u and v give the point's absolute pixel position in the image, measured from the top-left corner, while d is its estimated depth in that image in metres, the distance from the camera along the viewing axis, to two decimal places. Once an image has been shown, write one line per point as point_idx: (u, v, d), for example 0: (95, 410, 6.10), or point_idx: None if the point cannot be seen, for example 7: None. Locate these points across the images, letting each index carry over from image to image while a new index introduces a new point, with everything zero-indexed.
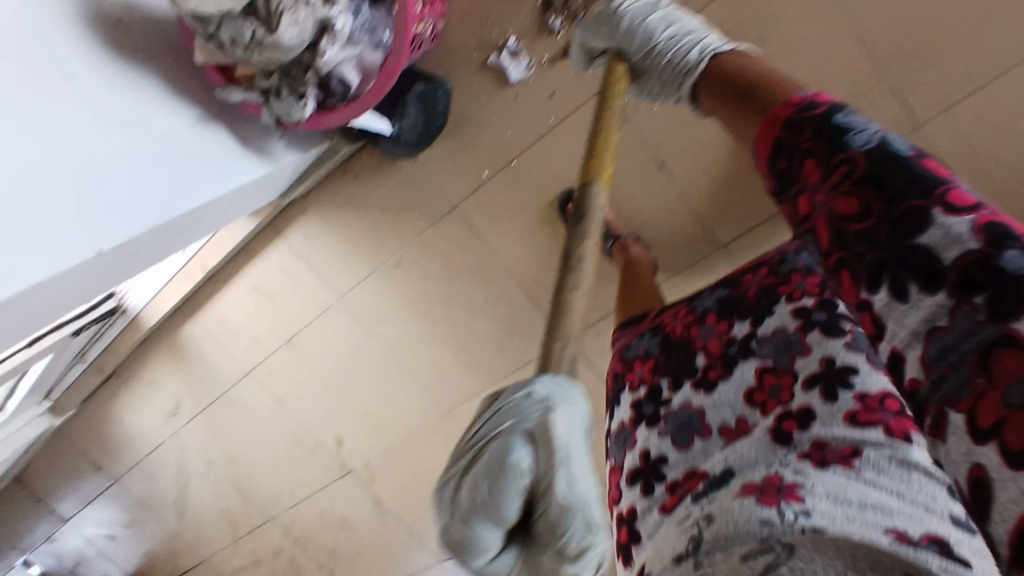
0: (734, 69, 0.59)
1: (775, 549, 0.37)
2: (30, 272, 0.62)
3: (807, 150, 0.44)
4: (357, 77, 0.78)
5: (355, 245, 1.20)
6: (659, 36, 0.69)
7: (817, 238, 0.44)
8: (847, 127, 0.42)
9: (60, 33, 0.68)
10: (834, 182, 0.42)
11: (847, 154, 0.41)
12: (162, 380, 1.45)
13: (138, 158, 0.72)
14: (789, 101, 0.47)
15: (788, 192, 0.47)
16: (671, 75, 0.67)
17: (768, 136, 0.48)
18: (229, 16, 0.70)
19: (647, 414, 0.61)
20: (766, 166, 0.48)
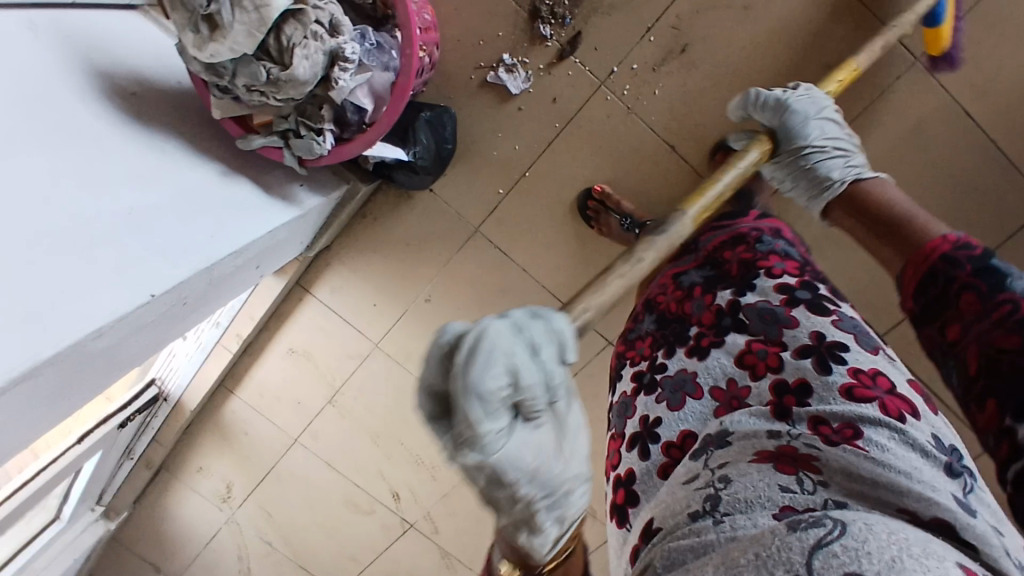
0: (881, 199, 0.72)
1: (825, 523, 0.44)
2: (100, 310, 0.58)
3: (966, 283, 0.53)
4: (370, 102, 0.80)
5: (384, 290, 1.21)
6: (819, 140, 0.80)
7: (962, 365, 0.51)
8: (1004, 270, 0.51)
9: (83, 105, 0.71)
10: (994, 318, 0.49)
11: (1009, 295, 0.49)
12: (212, 465, 1.43)
13: (175, 210, 0.72)
14: (947, 238, 0.57)
15: (932, 315, 0.55)
16: (819, 180, 0.79)
17: (921, 264, 0.58)
18: (241, 61, 0.72)
19: (645, 382, 0.77)
20: (911, 292, 0.58)
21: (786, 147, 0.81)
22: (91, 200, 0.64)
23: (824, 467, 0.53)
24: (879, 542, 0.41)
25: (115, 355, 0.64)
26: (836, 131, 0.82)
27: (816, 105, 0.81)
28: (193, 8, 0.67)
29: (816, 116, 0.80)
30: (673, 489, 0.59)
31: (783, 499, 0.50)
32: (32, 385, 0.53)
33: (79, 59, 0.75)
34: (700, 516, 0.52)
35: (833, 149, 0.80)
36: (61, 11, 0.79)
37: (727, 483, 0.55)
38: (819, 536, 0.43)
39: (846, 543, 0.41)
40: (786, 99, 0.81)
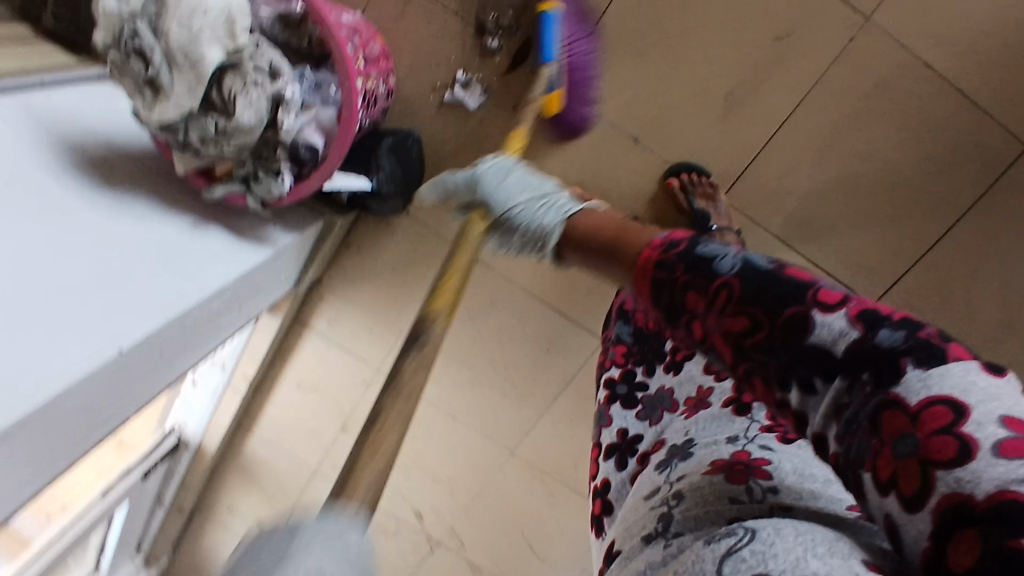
0: (597, 226, 0.73)
1: (737, 534, 0.50)
2: (64, 371, 0.61)
3: (685, 284, 0.52)
4: (320, 138, 0.83)
5: (377, 316, 1.24)
6: (517, 201, 0.85)
7: (719, 352, 0.51)
8: (710, 256, 0.52)
9: (49, 175, 0.75)
10: (719, 306, 0.50)
11: (722, 280, 0.50)
12: (241, 504, 1.47)
13: (142, 266, 0.75)
14: (653, 246, 0.57)
15: (676, 318, 0.54)
16: (534, 237, 0.83)
17: (644, 275, 0.57)
18: (190, 117, 0.75)
19: (621, 394, 0.83)
20: (650, 302, 0.57)
21: (496, 215, 0.86)
22: (57, 269, 0.67)
23: (773, 473, 0.59)
24: (785, 544, 0.46)
25: (90, 411, 0.68)
26: (531, 183, 0.88)
27: (502, 172, 0.89)
28: (134, 74, 0.70)
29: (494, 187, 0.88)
30: (637, 505, 0.67)
31: (731, 512, 0.56)
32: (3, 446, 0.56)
33: (48, 135, 0.80)
34: (653, 538, 0.60)
35: (530, 201, 0.85)
36: (31, 91, 0.84)
37: (680, 499, 0.61)
38: (730, 544, 0.49)
39: (754, 548, 0.47)
40: (476, 176, 0.89)
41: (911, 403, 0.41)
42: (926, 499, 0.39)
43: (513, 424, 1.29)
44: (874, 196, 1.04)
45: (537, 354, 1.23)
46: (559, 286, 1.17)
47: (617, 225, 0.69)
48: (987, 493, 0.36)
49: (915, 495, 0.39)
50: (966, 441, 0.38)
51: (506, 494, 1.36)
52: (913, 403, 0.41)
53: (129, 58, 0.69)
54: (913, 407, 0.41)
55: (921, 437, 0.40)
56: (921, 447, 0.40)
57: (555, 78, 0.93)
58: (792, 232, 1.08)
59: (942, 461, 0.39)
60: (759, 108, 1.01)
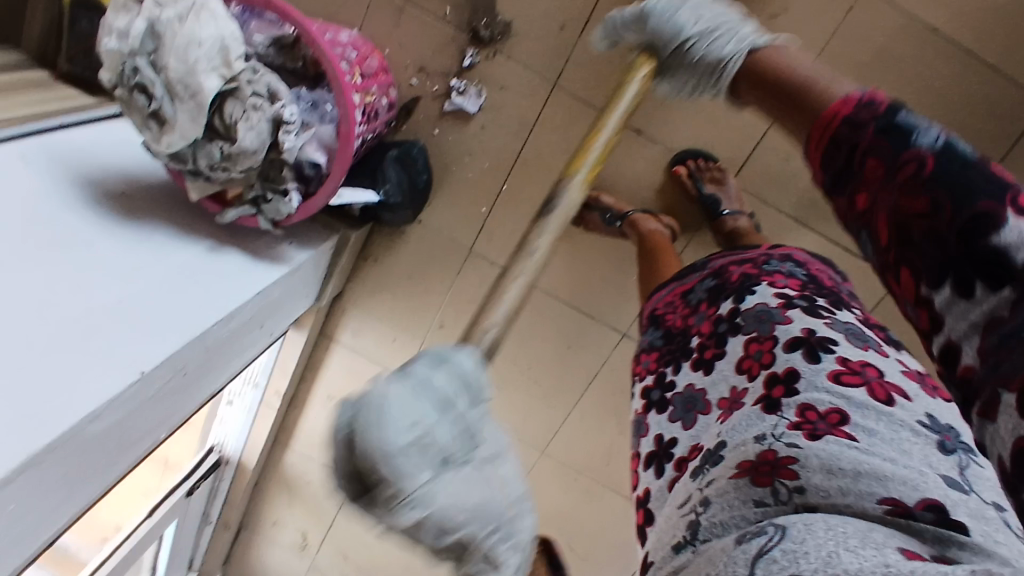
0: (783, 64, 0.68)
1: (767, 533, 0.50)
2: (91, 395, 0.64)
3: (869, 149, 0.51)
4: (323, 155, 0.85)
5: (399, 325, 1.26)
6: (691, 31, 0.80)
7: (875, 232, 0.51)
8: (911, 128, 0.49)
9: (71, 213, 0.80)
10: (903, 178, 0.48)
11: (915, 153, 0.48)
12: (285, 517, 1.51)
13: (160, 291, 0.79)
14: (848, 99, 0.55)
15: (841, 184, 0.55)
16: (706, 69, 0.79)
17: (826, 132, 0.56)
18: (197, 145, 0.78)
19: (655, 400, 0.76)
20: (818, 162, 0.56)
21: (666, 52, 0.83)
22: (79, 301, 0.71)
23: (801, 470, 0.54)
24: (816, 541, 0.46)
25: (119, 432, 0.71)
26: (711, 12, 0.81)
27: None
28: (140, 108, 0.74)
29: (668, 12, 0.82)
30: (668, 511, 0.65)
31: (756, 515, 0.55)
32: (37, 470, 0.59)
33: (68, 177, 0.85)
34: (683, 547, 0.59)
35: (707, 29, 0.79)
36: (52, 131, 0.92)
37: (707, 505, 0.59)
38: (761, 545, 0.49)
39: (784, 547, 0.47)
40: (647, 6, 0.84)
41: None
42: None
43: (542, 424, 1.29)
44: None
45: (558, 353, 1.23)
46: (574, 283, 1.18)
47: (810, 69, 0.63)
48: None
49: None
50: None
51: (540, 494, 1.36)
52: None
53: (133, 93, 0.73)
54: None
55: None
56: None
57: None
58: (806, 211, 1.06)
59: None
60: None
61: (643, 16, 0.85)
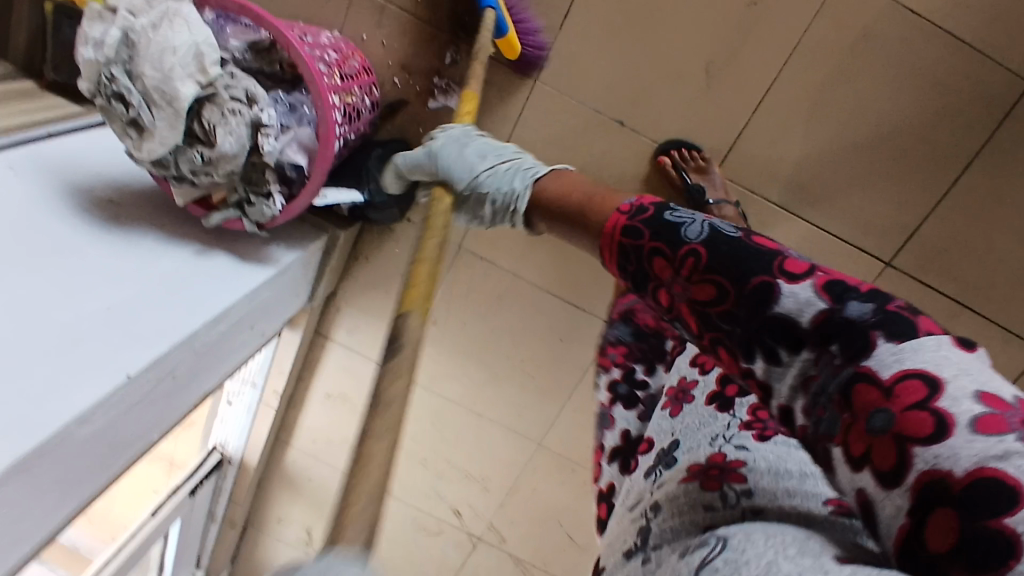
0: (559, 192, 0.79)
1: (712, 543, 0.50)
2: (78, 399, 0.65)
3: (652, 249, 0.57)
4: (304, 157, 0.86)
5: (393, 323, 1.27)
6: (479, 169, 0.85)
7: (685, 322, 0.55)
8: (679, 222, 0.57)
9: (57, 221, 0.82)
10: (684, 273, 0.54)
11: (690, 248, 0.54)
12: (290, 514, 1.54)
13: (146, 295, 0.80)
14: (621, 211, 0.63)
15: (644, 285, 0.59)
16: (500, 207, 0.84)
17: (610, 240, 0.63)
18: (179, 151, 0.80)
19: (621, 394, 0.84)
20: (619, 269, 0.62)
21: (460, 189, 0.86)
22: (63, 307, 0.73)
23: (749, 473, 0.57)
24: (755, 549, 0.45)
25: (109, 436, 0.72)
26: (495, 151, 0.88)
27: (463, 135, 0.89)
28: (119, 117, 0.75)
29: (458, 149, 0.88)
30: (622, 518, 0.68)
31: (705, 517, 0.55)
32: (25, 474, 0.61)
33: (56, 187, 0.87)
34: (633, 553, 0.60)
35: (493, 167, 0.85)
36: (40, 142, 0.93)
37: (657, 510, 0.61)
38: (704, 555, 0.49)
39: (726, 556, 0.46)
40: (437, 147, 0.88)
41: (883, 377, 0.41)
42: (905, 476, 0.38)
43: (538, 417, 1.30)
44: (874, 152, 1.01)
45: (551, 346, 1.24)
46: (564, 276, 1.18)
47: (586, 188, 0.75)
48: (966, 470, 0.36)
49: (893, 469, 0.39)
50: (943, 416, 0.38)
51: (539, 487, 1.37)
52: (886, 376, 0.41)
53: (111, 102, 0.74)
54: (886, 380, 0.41)
55: (897, 412, 0.40)
56: (895, 422, 0.39)
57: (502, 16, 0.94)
58: (791, 198, 1.05)
59: (919, 437, 0.38)
60: (740, 76, 1.00)
61: (434, 156, 0.89)
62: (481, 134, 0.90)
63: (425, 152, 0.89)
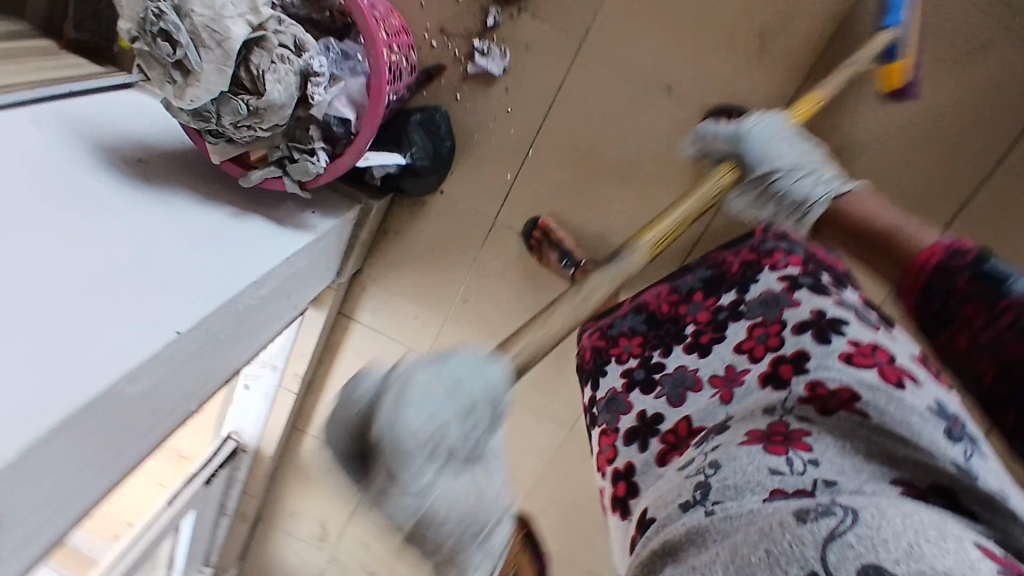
0: (864, 213, 0.75)
1: (837, 515, 0.45)
2: (124, 359, 0.60)
3: (968, 293, 0.53)
4: (352, 112, 0.82)
5: (421, 302, 1.22)
6: (780, 165, 0.84)
7: (976, 377, 0.52)
8: (1004, 275, 0.52)
9: (89, 176, 0.76)
10: (1002, 323, 0.50)
11: (1010, 300, 0.50)
12: (303, 507, 1.48)
13: (187, 255, 0.75)
14: (938, 247, 0.59)
15: (942, 329, 0.56)
16: (789, 208, 0.84)
17: (921, 274, 0.59)
18: (221, 101, 0.74)
19: (638, 380, 0.82)
20: (914, 305, 0.59)
21: (752, 175, 0.86)
22: (102, 261, 0.67)
23: (813, 444, 0.59)
24: (894, 527, 0.42)
25: (153, 398, 0.67)
26: (799, 153, 0.85)
27: (772, 130, 0.86)
28: (162, 58, 0.70)
29: (766, 146, 0.85)
30: (672, 480, 0.66)
31: (773, 483, 0.55)
32: (73, 432, 0.56)
33: (84, 142, 0.81)
34: (691, 506, 0.58)
35: (799, 169, 0.84)
36: (63, 97, 0.88)
37: (717, 468, 0.60)
38: (831, 527, 0.44)
39: (859, 532, 0.42)
40: (744, 129, 0.87)
41: None
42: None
43: (570, 401, 1.26)
44: (928, 120, 0.99)
45: None
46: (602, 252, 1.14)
47: (890, 217, 0.71)
48: None
49: None
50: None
51: (567, 475, 1.33)
52: None
53: (155, 42, 0.69)
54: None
55: None
56: None
57: (903, 40, 0.89)
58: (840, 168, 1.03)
59: None
60: (794, 41, 0.98)
61: (737, 137, 0.87)
62: (788, 130, 0.87)
63: (731, 134, 0.87)
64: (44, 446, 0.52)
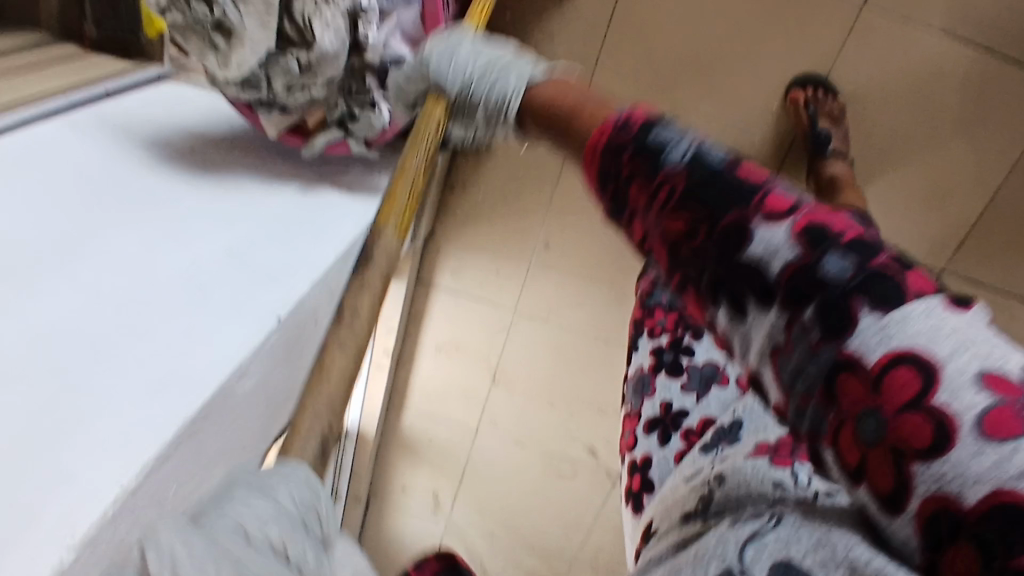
0: (553, 96, 0.59)
1: (762, 519, 0.45)
2: (230, 352, 0.53)
3: (628, 175, 0.44)
4: (409, 49, 0.74)
5: (500, 254, 1.15)
6: (469, 71, 0.67)
7: (656, 257, 0.44)
8: (661, 145, 0.43)
9: (147, 175, 0.70)
10: (660, 203, 0.42)
11: (667, 173, 0.42)
12: (414, 482, 1.47)
13: (265, 239, 0.68)
14: (607, 123, 0.47)
15: (618, 210, 0.46)
16: (492, 114, 0.66)
17: (597, 152, 0.47)
18: (269, 62, 0.67)
19: (667, 362, 0.77)
20: (596, 192, 0.48)
21: (446, 97, 0.69)
22: (184, 259, 0.61)
23: None
24: (808, 530, 0.41)
25: (265, 393, 0.61)
26: (488, 52, 0.68)
27: (454, 41, 0.70)
28: (201, 25, 0.63)
29: (449, 56, 0.69)
30: (676, 487, 0.61)
31: (771, 489, 0.49)
32: (195, 442, 0.50)
33: (136, 142, 0.76)
34: (690, 517, 0.54)
35: (486, 68, 0.67)
36: (101, 101, 0.82)
37: (721, 480, 0.55)
38: (754, 528, 0.44)
39: (778, 534, 0.42)
40: (427, 51, 0.70)
41: (868, 361, 0.32)
42: (905, 498, 0.31)
43: None
44: None
45: None
46: None
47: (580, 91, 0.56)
48: (979, 497, 0.28)
49: (892, 492, 0.32)
50: (943, 418, 0.30)
51: None
52: (872, 360, 0.32)
53: (188, 7, 0.61)
54: (872, 366, 0.32)
55: (889, 414, 0.32)
56: (889, 426, 0.32)
57: None
58: (952, 21, 0.96)
59: (916, 448, 0.31)
60: None
61: (422, 64, 0.70)
62: (475, 34, 0.71)
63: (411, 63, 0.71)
64: (164, 464, 0.46)
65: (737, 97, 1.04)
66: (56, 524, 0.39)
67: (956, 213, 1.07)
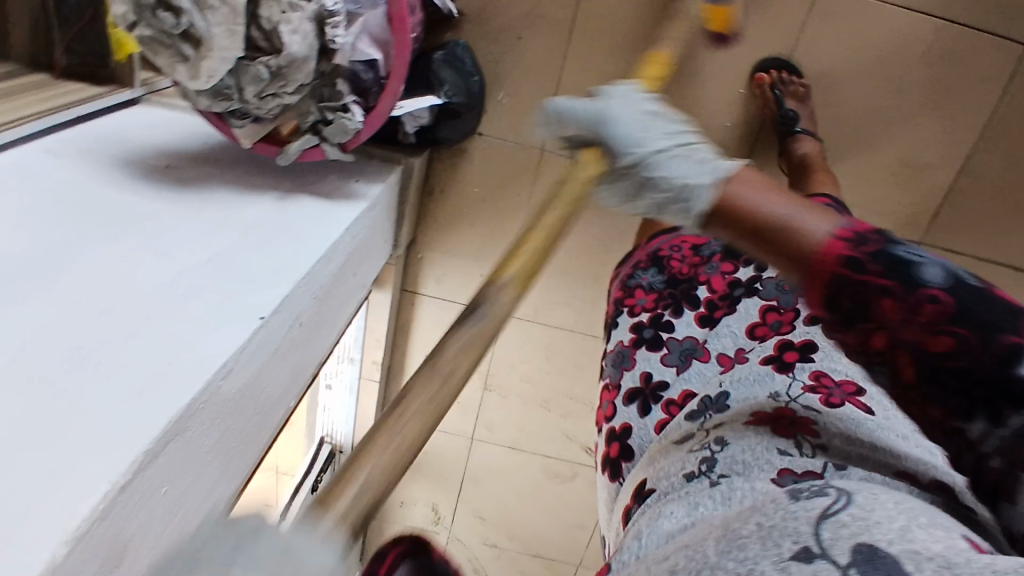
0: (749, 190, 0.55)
1: (830, 497, 0.41)
2: (214, 353, 0.53)
3: (879, 288, 0.41)
4: (378, 52, 0.75)
5: (482, 258, 1.16)
6: (655, 143, 0.58)
7: (894, 370, 0.42)
8: (914, 261, 0.41)
9: (123, 191, 0.70)
10: (920, 319, 0.40)
11: (928, 290, 0.40)
12: (412, 496, 1.46)
13: (245, 245, 0.68)
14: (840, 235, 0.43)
15: (851, 324, 0.43)
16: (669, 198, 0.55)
17: (824, 276, 0.43)
18: (239, 70, 0.67)
19: (647, 338, 0.78)
20: (816, 304, 0.45)
21: None
22: (166, 267, 0.61)
23: (822, 429, 0.53)
24: (887, 512, 0.39)
25: (253, 395, 0.60)
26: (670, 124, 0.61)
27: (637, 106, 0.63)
28: (169, 35, 0.63)
29: (632, 121, 0.60)
30: (666, 451, 0.62)
31: (782, 462, 0.51)
32: (183, 442, 0.49)
33: (111, 161, 0.76)
34: (694, 478, 0.54)
35: (671, 147, 0.58)
36: (73, 125, 0.82)
37: (723, 445, 0.55)
38: (825, 505, 0.40)
39: (853, 513, 0.39)
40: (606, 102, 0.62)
41: None
42: None
43: None
44: None
45: None
46: None
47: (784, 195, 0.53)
48: None
49: None
50: None
51: None
52: None
53: (156, 17, 0.62)
54: None
55: None
56: None
57: None
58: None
59: None
60: None
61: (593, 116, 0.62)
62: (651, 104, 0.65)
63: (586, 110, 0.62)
64: (151, 464, 0.45)
65: (704, 87, 1.06)
66: (46, 523, 0.39)
67: (926, 186, 1.09)
